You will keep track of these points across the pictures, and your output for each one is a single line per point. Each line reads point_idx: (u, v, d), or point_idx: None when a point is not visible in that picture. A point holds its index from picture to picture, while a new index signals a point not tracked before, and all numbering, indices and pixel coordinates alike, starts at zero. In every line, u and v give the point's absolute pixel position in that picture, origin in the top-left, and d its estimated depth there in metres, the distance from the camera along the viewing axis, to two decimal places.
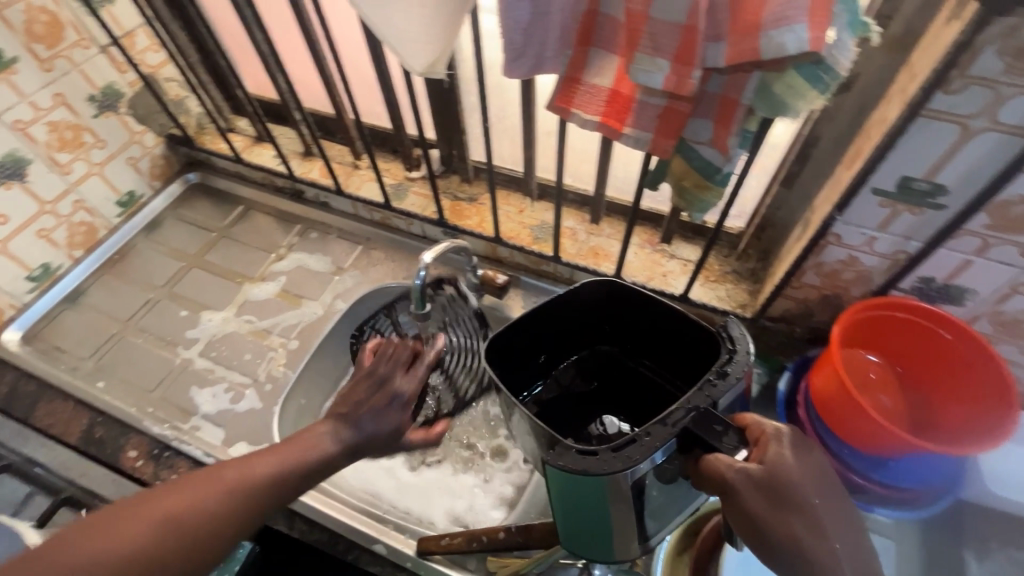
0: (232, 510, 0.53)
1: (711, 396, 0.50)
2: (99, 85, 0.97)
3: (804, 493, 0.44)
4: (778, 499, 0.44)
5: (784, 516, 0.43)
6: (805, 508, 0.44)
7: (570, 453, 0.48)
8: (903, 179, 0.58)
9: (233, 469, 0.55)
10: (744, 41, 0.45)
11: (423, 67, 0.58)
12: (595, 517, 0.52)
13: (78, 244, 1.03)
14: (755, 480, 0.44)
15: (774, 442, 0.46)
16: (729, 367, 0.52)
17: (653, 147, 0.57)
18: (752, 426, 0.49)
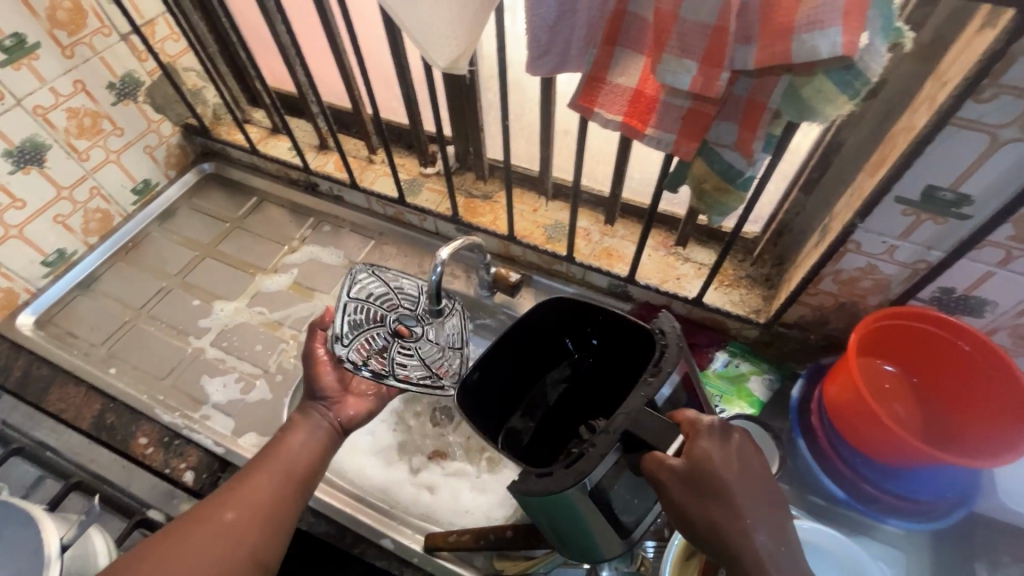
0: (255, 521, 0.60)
1: (648, 394, 0.51)
2: (118, 73, 0.98)
3: (728, 485, 0.48)
4: (701, 490, 0.47)
5: (708, 507, 0.47)
6: (727, 499, 0.48)
7: (530, 480, 0.51)
8: (928, 188, 0.57)
9: (230, 482, 0.63)
10: (775, 44, 0.44)
11: (446, 63, 0.58)
12: (573, 532, 0.54)
13: (93, 231, 1.04)
14: (681, 475, 0.47)
15: (705, 436, 0.49)
16: (663, 362, 0.53)
17: (675, 148, 0.57)
18: (684, 422, 0.51)
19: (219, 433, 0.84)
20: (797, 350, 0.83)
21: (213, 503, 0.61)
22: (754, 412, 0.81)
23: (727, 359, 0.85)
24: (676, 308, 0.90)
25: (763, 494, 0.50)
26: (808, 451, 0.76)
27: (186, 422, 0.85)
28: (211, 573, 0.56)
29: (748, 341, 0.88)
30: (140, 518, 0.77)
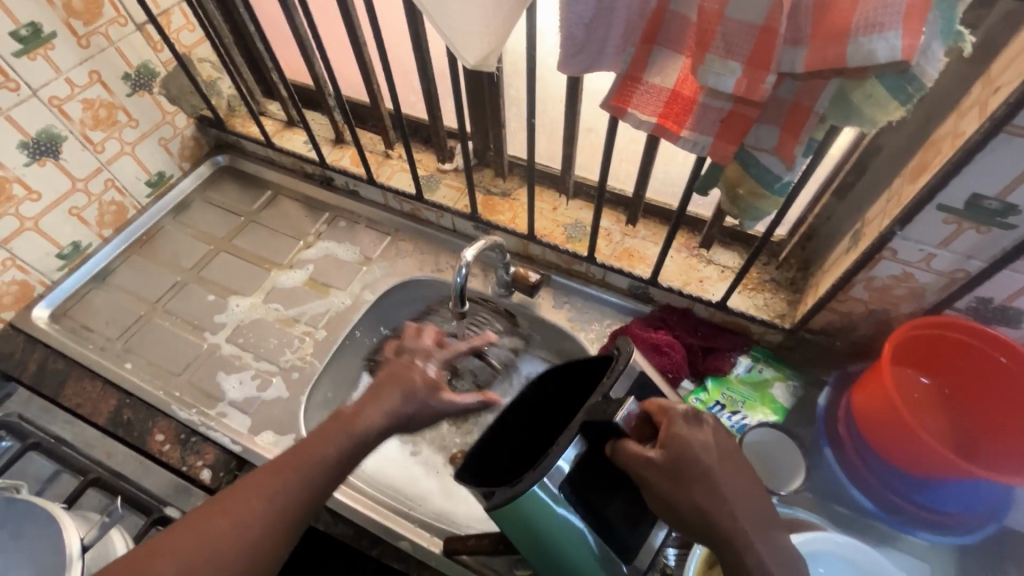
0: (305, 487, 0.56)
1: (603, 390, 0.56)
2: (134, 64, 0.96)
3: (707, 470, 0.50)
4: (684, 479, 0.50)
5: (694, 495, 0.50)
6: (709, 484, 0.50)
7: (500, 493, 0.54)
8: (973, 197, 0.55)
9: (236, 499, 0.54)
10: (829, 47, 0.43)
11: (476, 60, 0.56)
12: (549, 544, 0.55)
13: (108, 223, 1.03)
14: (662, 467, 0.50)
15: (678, 421, 0.52)
16: (616, 362, 0.58)
17: (712, 151, 0.55)
18: (654, 410, 0.53)
19: (236, 431, 0.84)
20: (821, 356, 0.82)
21: (220, 528, 0.52)
22: (777, 419, 0.79)
23: (750, 364, 0.84)
24: (697, 310, 0.88)
25: (745, 481, 0.52)
26: (835, 460, 0.75)
27: (203, 419, 0.84)
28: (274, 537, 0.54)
29: (771, 346, 0.86)
30: (158, 515, 0.77)
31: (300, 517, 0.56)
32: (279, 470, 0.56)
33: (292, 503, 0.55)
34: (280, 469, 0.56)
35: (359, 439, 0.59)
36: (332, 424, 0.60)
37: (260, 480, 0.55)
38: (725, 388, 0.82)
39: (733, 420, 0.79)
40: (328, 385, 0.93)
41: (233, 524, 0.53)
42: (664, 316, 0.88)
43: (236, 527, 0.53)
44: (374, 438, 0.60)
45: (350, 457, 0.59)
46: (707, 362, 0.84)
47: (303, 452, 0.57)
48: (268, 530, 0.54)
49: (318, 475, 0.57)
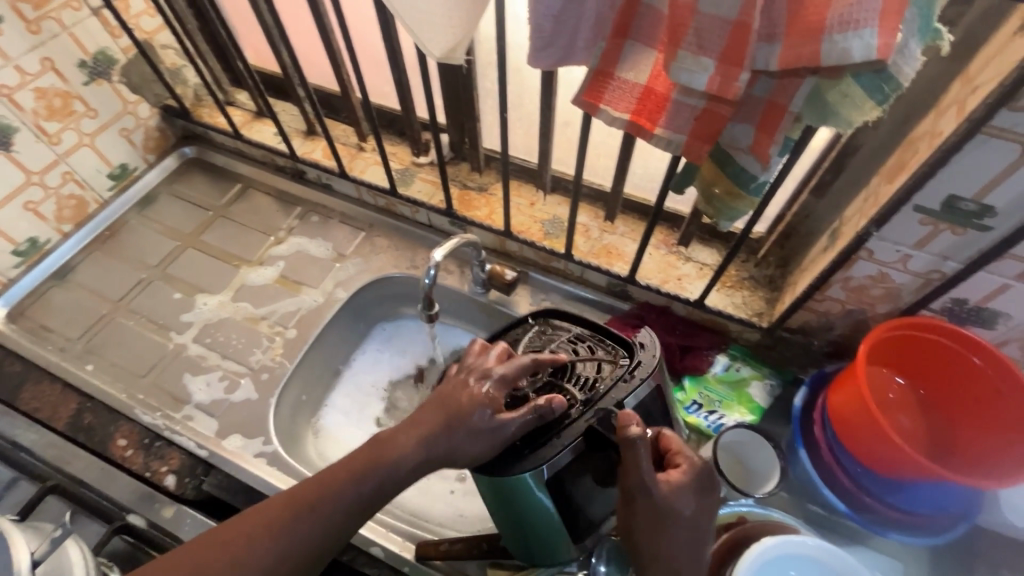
0: (323, 521, 0.50)
1: (617, 397, 0.55)
2: (90, 51, 0.92)
3: (685, 522, 0.50)
4: (662, 526, 0.50)
5: (658, 533, 0.50)
6: (678, 536, 0.51)
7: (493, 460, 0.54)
8: (949, 198, 0.54)
9: (244, 533, 0.48)
10: (803, 44, 0.41)
11: (442, 53, 0.53)
12: (518, 518, 0.58)
13: (68, 218, 0.99)
14: (652, 506, 0.49)
15: (687, 476, 0.51)
16: (636, 371, 0.58)
17: (686, 150, 0.53)
18: (676, 454, 0.53)
19: (203, 435, 0.81)
20: (799, 354, 0.81)
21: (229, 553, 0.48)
22: (754, 419, 0.79)
23: (728, 362, 0.82)
24: (675, 308, 0.87)
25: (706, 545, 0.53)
26: (809, 461, 0.75)
27: (168, 424, 0.82)
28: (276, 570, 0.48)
29: (749, 344, 0.85)
30: (119, 524, 0.73)
31: (308, 559, 0.49)
32: (302, 497, 0.50)
33: (301, 542, 0.49)
34: (296, 502, 0.50)
35: (388, 472, 0.51)
36: (361, 453, 0.52)
37: (273, 513, 0.49)
38: (703, 387, 0.81)
39: (709, 420, 0.78)
40: (300, 386, 0.90)
41: (236, 561, 0.47)
42: (642, 314, 0.87)
43: (237, 565, 0.47)
44: (406, 472, 0.52)
45: (374, 496, 0.51)
46: (685, 361, 0.83)
47: (324, 482, 0.51)
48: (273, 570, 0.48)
49: (335, 513, 0.50)
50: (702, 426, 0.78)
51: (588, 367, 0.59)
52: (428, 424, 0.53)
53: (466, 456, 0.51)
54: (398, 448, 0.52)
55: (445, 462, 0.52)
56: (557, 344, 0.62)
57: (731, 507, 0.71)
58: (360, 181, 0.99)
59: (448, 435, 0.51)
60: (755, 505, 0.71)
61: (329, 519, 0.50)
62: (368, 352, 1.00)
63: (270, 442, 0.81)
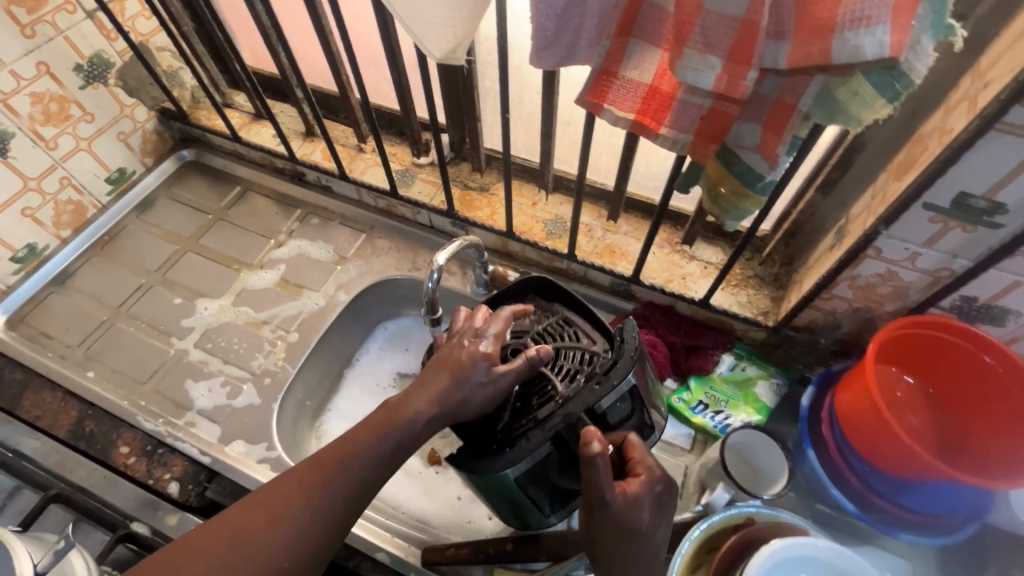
0: (346, 486, 0.49)
1: (590, 400, 0.55)
2: (86, 54, 0.91)
3: (643, 534, 0.50)
4: (621, 536, 0.49)
5: (619, 547, 0.49)
6: (639, 546, 0.50)
7: (466, 456, 0.57)
8: (960, 195, 0.53)
9: (274, 496, 0.47)
10: (813, 42, 0.40)
11: (442, 53, 0.52)
12: (499, 499, 0.61)
13: (66, 223, 0.98)
14: (611, 516, 0.49)
15: (645, 489, 0.51)
16: (611, 371, 0.56)
17: (692, 150, 0.52)
18: (636, 462, 0.53)
19: (206, 441, 0.81)
20: (805, 352, 0.81)
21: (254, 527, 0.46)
22: (760, 419, 0.78)
23: (734, 362, 0.82)
24: (680, 307, 0.86)
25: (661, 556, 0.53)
26: (818, 461, 0.73)
27: (170, 431, 0.81)
28: (304, 540, 0.46)
29: (754, 343, 0.85)
30: (123, 531, 0.74)
31: (339, 521, 0.48)
32: (322, 465, 0.49)
33: (331, 503, 0.48)
34: (321, 464, 0.49)
35: (405, 433, 0.51)
36: (375, 418, 0.52)
37: (294, 482, 0.48)
38: (709, 387, 0.81)
39: (716, 420, 0.79)
40: (302, 390, 0.90)
41: (269, 522, 0.46)
42: (647, 313, 0.86)
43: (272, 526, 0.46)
44: (422, 430, 0.52)
45: (397, 454, 0.51)
46: (690, 360, 0.82)
47: (347, 444, 0.50)
48: (306, 534, 0.47)
49: (360, 473, 0.49)
50: (708, 427, 0.79)
51: (571, 355, 0.60)
52: (433, 387, 0.53)
53: (472, 410, 0.54)
54: (410, 408, 0.52)
55: (455, 416, 0.54)
56: (545, 325, 0.64)
57: (740, 507, 0.70)
58: (362, 182, 0.98)
59: (453, 392, 0.53)
60: (763, 505, 0.69)
61: (353, 483, 0.49)
62: (371, 355, 0.99)
63: (274, 448, 0.80)
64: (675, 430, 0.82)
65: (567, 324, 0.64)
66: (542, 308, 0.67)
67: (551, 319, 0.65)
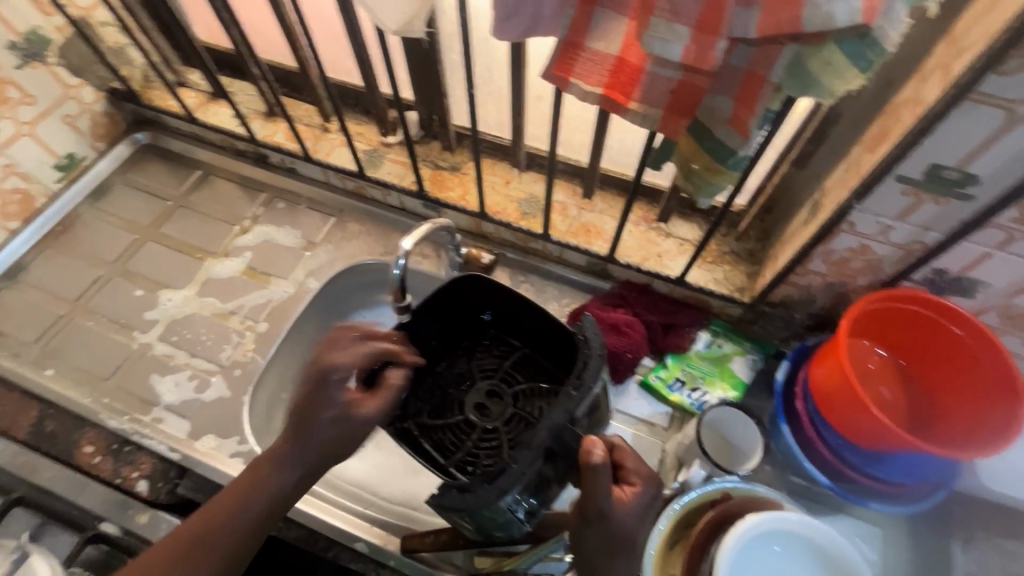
0: (247, 518, 0.55)
1: (570, 409, 0.54)
2: (19, 30, 0.84)
3: (634, 541, 0.50)
4: (615, 547, 0.49)
5: (606, 552, 0.49)
6: (629, 555, 0.50)
7: (448, 497, 0.54)
8: (932, 167, 0.52)
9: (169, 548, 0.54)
10: (783, 9, 0.38)
11: (398, 26, 0.49)
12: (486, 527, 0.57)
13: (14, 214, 0.93)
14: (608, 527, 0.49)
15: (639, 497, 0.51)
16: (584, 374, 0.56)
17: (662, 125, 0.50)
18: (627, 470, 0.53)
19: (174, 437, 0.79)
20: (782, 327, 0.80)
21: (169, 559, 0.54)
22: (736, 394, 0.79)
23: (710, 339, 0.82)
24: (657, 285, 0.85)
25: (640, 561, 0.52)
26: (792, 437, 0.74)
27: (136, 428, 0.79)
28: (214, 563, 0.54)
29: (731, 319, 0.85)
30: (92, 533, 0.71)
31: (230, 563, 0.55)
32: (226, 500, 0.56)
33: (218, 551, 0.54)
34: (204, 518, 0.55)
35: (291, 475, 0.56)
36: (263, 463, 0.57)
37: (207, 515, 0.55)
38: (686, 364, 0.81)
39: (692, 397, 0.79)
40: (274, 381, 0.88)
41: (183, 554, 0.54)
42: (624, 294, 0.85)
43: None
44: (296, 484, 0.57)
45: (277, 501, 0.57)
46: (667, 339, 0.83)
47: (230, 502, 0.56)
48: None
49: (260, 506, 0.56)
50: (685, 404, 0.79)
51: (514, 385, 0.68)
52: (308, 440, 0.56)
53: (341, 447, 0.57)
54: (287, 463, 0.56)
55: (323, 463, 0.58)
56: (506, 364, 0.73)
57: (716, 483, 0.70)
58: (328, 164, 0.94)
59: (314, 431, 0.56)
60: (740, 480, 0.70)
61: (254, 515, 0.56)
62: None
63: (246, 441, 0.79)
64: (652, 408, 0.82)
65: (522, 359, 0.73)
66: (502, 338, 0.75)
67: (509, 356, 0.74)
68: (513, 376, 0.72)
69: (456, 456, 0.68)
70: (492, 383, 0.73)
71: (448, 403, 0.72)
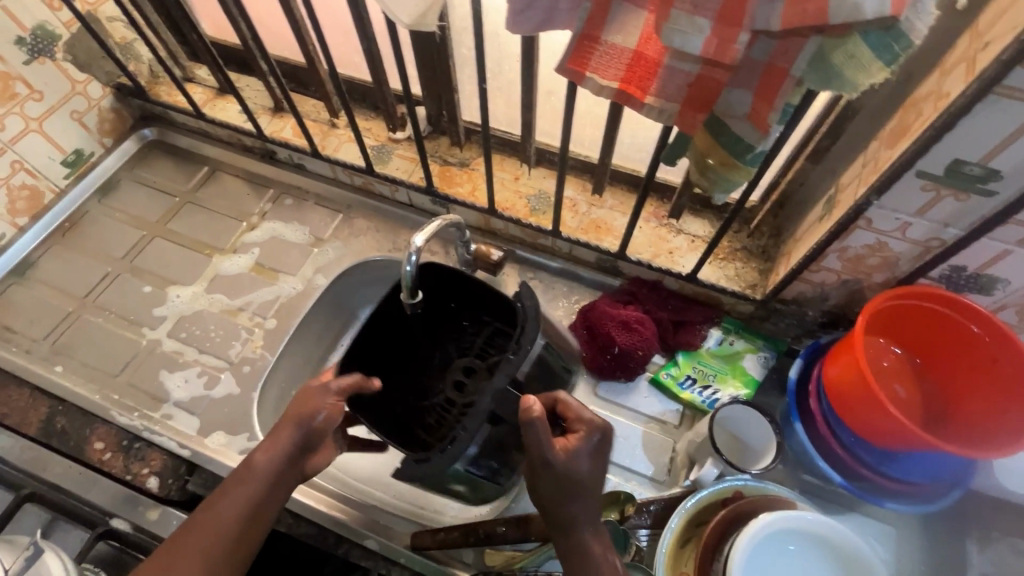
0: (233, 520, 0.56)
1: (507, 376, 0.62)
2: (27, 26, 0.83)
3: (586, 484, 0.54)
4: (566, 490, 0.53)
5: (560, 495, 0.54)
6: (583, 498, 0.54)
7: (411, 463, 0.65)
8: (954, 162, 0.51)
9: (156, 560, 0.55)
10: (809, 0, 0.37)
11: (411, 19, 0.49)
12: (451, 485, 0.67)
13: (22, 210, 0.92)
14: (556, 474, 0.53)
15: (582, 442, 0.55)
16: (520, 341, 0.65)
17: (679, 120, 0.50)
18: (572, 418, 0.58)
19: (184, 434, 0.79)
20: (794, 325, 0.80)
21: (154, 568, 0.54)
22: (748, 392, 0.78)
23: (721, 336, 0.82)
24: (667, 282, 0.85)
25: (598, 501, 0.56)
26: (806, 435, 0.73)
27: (146, 424, 0.79)
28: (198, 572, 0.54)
29: (742, 316, 0.84)
30: (103, 528, 0.70)
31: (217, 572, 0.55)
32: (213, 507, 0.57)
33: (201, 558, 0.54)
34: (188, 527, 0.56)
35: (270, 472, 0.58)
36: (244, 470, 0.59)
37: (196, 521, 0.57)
38: (696, 362, 0.81)
39: (704, 395, 0.78)
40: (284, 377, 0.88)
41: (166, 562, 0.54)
42: (633, 290, 0.85)
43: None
44: (282, 476, 0.59)
45: (260, 504, 0.58)
46: (677, 336, 0.82)
47: (217, 508, 0.57)
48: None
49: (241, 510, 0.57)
50: (697, 402, 0.78)
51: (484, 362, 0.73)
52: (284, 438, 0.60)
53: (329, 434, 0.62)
54: (271, 459, 0.59)
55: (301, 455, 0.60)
56: (481, 340, 0.78)
57: (729, 480, 0.70)
58: (336, 159, 0.94)
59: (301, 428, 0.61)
60: (751, 478, 0.70)
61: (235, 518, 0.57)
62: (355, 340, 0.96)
63: (255, 438, 0.79)
64: (663, 406, 0.81)
65: (491, 336, 0.78)
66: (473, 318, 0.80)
67: (480, 334, 0.79)
68: (486, 350, 0.78)
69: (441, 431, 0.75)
70: (468, 359, 0.79)
71: (432, 385, 0.79)
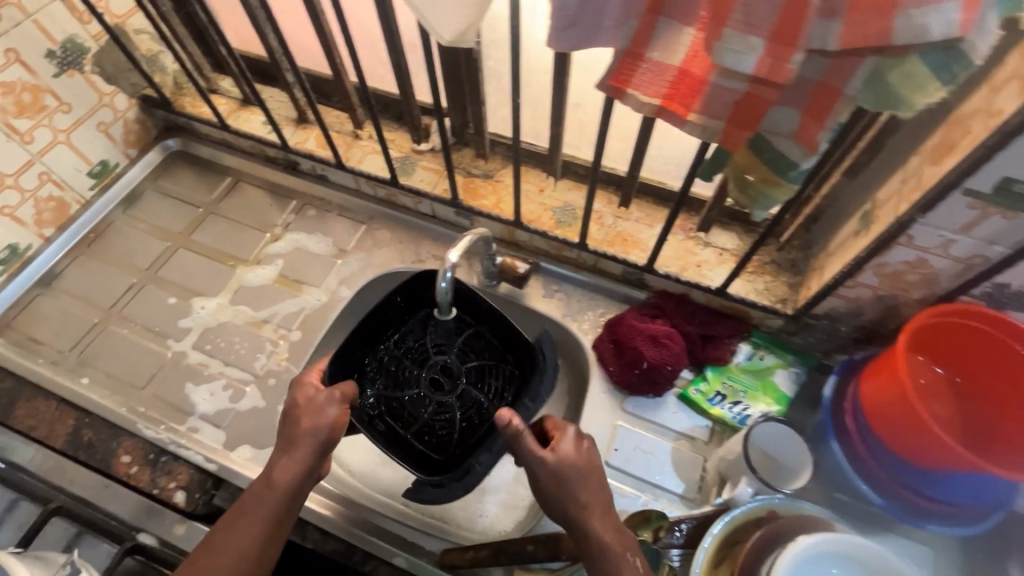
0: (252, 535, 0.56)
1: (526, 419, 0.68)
2: (58, 39, 0.84)
3: (582, 476, 0.58)
4: (565, 483, 0.57)
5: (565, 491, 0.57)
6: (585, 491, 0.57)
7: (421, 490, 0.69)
8: (1003, 180, 0.50)
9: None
10: (871, 20, 0.37)
11: (452, 36, 0.48)
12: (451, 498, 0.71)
13: (48, 221, 0.93)
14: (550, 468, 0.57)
15: (567, 440, 0.60)
16: (540, 389, 0.70)
17: (722, 138, 0.49)
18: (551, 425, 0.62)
19: (210, 447, 0.78)
20: (826, 340, 0.79)
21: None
22: (780, 409, 0.77)
23: (751, 351, 0.81)
24: (694, 295, 0.84)
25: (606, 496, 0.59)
26: (841, 452, 0.73)
27: (173, 437, 0.78)
28: None
29: (771, 331, 0.83)
30: (130, 543, 0.70)
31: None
32: (230, 523, 0.57)
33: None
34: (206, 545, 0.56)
35: (287, 486, 0.58)
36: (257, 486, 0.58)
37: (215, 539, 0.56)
38: (726, 377, 0.80)
39: (734, 411, 0.78)
40: None
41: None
42: (661, 304, 0.84)
43: None
44: (300, 488, 0.58)
45: (279, 518, 0.57)
46: (706, 351, 0.81)
47: (233, 527, 0.56)
48: None
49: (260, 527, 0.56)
50: (727, 419, 0.77)
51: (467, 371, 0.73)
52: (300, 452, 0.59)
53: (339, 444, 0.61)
54: (285, 474, 0.58)
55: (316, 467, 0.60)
56: (462, 339, 0.77)
57: (760, 499, 0.69)
58: (360, 171, 0.94)
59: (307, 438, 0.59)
60: (785, 497, 0.69)
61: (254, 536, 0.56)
62: None
63: None
64: (693, 422, 0.80)
65: (473, 337, 0.77)
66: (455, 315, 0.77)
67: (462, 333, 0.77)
68: (467, 352, 0.76)
69: (414, 426, 0.74)
70: (446, 359, 0.76)
71: (405, 379, 0.76)
